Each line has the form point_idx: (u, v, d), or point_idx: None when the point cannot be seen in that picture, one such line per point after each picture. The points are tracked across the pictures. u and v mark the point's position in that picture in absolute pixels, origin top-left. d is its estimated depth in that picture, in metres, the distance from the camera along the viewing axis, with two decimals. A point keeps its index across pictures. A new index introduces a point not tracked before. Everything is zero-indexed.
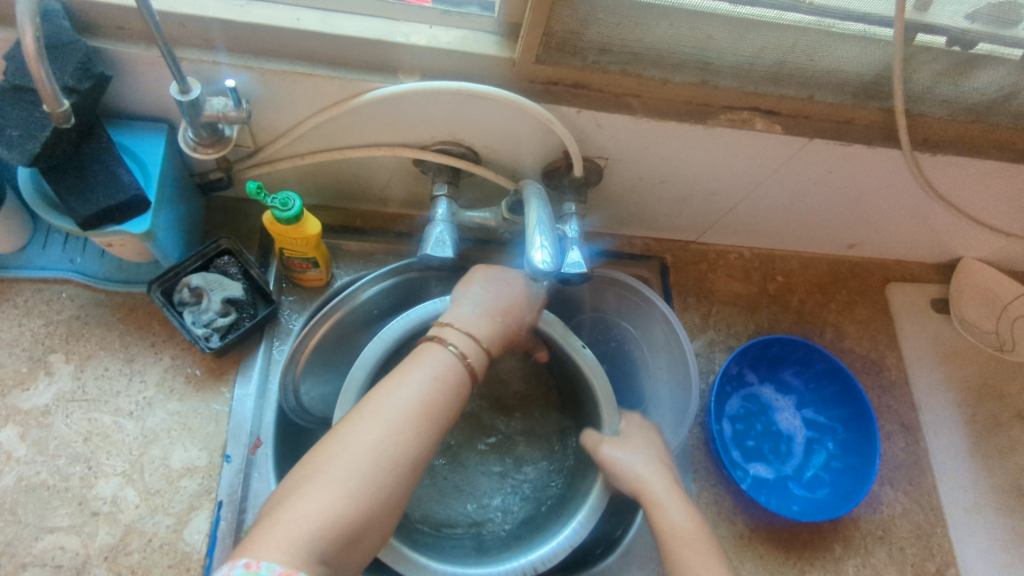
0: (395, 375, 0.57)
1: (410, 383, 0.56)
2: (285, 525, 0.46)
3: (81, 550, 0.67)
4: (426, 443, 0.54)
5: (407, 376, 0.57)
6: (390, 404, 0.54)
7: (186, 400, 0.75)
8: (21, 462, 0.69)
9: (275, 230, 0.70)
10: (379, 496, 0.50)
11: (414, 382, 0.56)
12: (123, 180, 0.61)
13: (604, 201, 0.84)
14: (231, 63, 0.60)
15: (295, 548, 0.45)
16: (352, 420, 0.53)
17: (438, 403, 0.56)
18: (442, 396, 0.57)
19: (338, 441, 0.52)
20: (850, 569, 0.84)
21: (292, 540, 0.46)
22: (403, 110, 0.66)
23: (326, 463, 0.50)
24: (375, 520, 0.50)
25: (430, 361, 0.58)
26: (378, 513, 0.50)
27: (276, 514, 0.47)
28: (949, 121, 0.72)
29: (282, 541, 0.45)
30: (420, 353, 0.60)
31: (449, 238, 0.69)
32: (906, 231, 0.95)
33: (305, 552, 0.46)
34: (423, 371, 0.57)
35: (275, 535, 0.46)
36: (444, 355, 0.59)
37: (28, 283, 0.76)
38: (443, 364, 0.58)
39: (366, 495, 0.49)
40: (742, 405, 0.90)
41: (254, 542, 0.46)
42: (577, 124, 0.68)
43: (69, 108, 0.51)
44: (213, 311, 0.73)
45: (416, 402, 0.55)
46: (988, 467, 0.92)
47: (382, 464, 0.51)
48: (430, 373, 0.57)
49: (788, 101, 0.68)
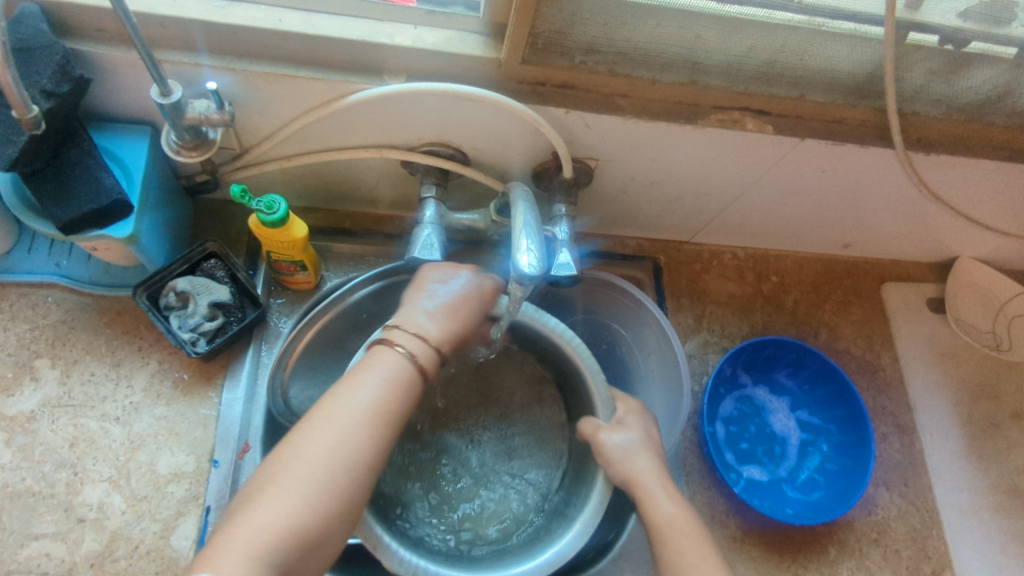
0: (344, 380, 0.54)
1: (359, 388, 0.53)
2: (236, 542, 0.45)
3: (67, 558, 0.67)
4: (381, 447, 0.52)
5: (360, 380, 0.53)
6: (339, 411, 0.52)
7: (174, 405, 0.74)
8: (5, 468, 0.69)
9: (261, 233, 0.69)
10: (336, 501, 0.49)
11: (369, 387, 0.53)
12: (105, 184, 0.60)
13: (595, 201, 0.84)
14: (212, 65, 0.59)
15: (252, 562, 0.44)
16: (303, 428, 0.51)
17: (395, 404, 0.53)
18: (395, 397, 0.54)
19: (288, 451, 0.49)
20: (845, 572, 0.84)
21: (249, 550, 0.44)
22: (389, 111, 0.65)
23: (277, 475, 0.48)
24: (331, 530, 0.49)
25: (385, 363, 0.55)
26: (335, 517, 0.49)
27: (227, 529, 0.46)
28: (943, 120, 0.71)
29: (236, 554, 0.44)
30: (374, 355, 0.56)
31: (437, 241, 0.69)
32: (901, 230, 0.94)
33: (263, 562, 0.45)
34: (376, 374, 0.54)
35: (226, 552, 0.44)
36: (397, 359, 0.55)
37: (14, 287, 0.75)
38: (391, 366, 0.55)
39: (320, 503, 0.48)
40: (736, 407, 0.90)
41: (212, 552, 0.45)
42: (565, 125, 0.67)
43: (38, 114, 0.51)
44: (200, 315, 0.72)
45: (369, 407, 0.52)
46: (984, 467, 0.92)
47: (336, 470, 0.49)
48: (381, 376, 0.54)
49: (779, 100, 0.68)
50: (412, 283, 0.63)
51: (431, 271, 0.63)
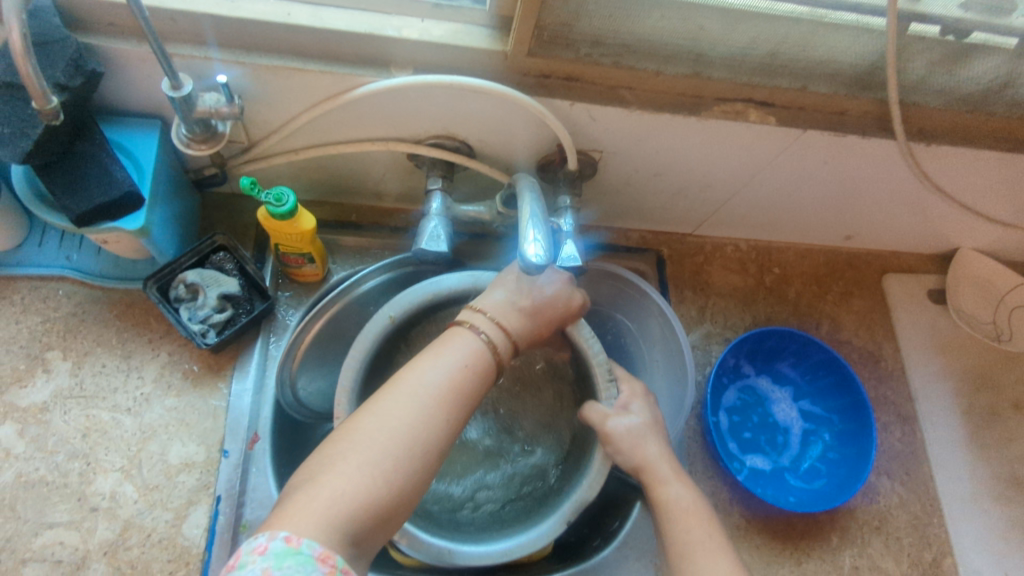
0: (425, 355, 0.57)
1: (440, 364, 0.56)
2: (319, 502, 0.47)
3: (81, 546, 0.68)
4: (451, 427, 0.55)
5: (439, 359, 0.57)
6: (419, 384, 0.55)
7: (184, 396, 0.75)
8: (19, 458, 0.70)
9: (270, 226, 0.70)
10: (406, 477, 0.51)
11: (445, 367, 0.56)
12: (116, 176, 0.60)
13: (599, 193, 0.84)
14: (223, 59, 0.60)
15: (333, 522, 0.46)
16: (381, 400, 0.53)
17: (467, 385, 0.56)
18: (469, 380, 0.57)
19: (370, 418, 0.52)
20: (847, 559, 0.85)
21: (327, 515, 0.46)
22: (396, 104, 0.66)
23: (359, 440, 0.51)
24: (403, 499, 0.51)
25: (464, 346, 0.58)
26: (406, 491, 0.51)
27: (309, 489, 0.48)
28: (945, 111, 0.72)
29: (316, 517, 0.46)
30: (452, 337, 0.59)
31: (443, 233, 0.69)
32: (902, 222, 0.95)
33: (339, 528, 0.46)
34: (456, 355, 0.57)
35: (309, 509, 0.46)
36: (472, 343, 0.59)
37: (25, 281, 0.76)
38: (471, 349, 0.58)
39: (396, 476, 0.50)
40: (739, 397, 0.90)
41: (290, 514, 0.46)
42: (570, 117, 0.68)
43: (57, 104, 0.52)
44: (209, 307, 0.73)
45: (444, 386, 0.55)
46: (985, 456, 0.93)
47: (407, 445, 0.51)
48: (460, 359, 0.57)
49: (782, 92, 0.68)
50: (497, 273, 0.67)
51: (521, 260, 0.67)
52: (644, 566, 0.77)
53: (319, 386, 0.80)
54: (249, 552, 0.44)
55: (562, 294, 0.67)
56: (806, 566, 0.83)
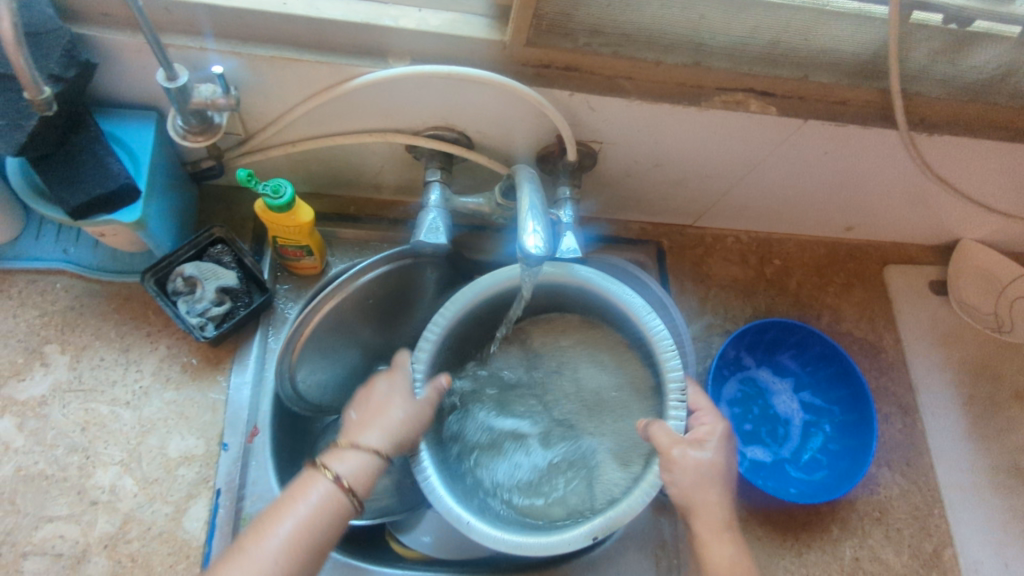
0: (278, 506, 0.54)
1: (287, 520, 0.53)
2: None
3: (81, 539, 0.68)
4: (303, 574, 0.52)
5: (288, 512, 0.53)
6: (266, 546, 0.51)
7: (183, 389, 0.75)
8: (19, 452, 0.70)
9: (267, 218, 0.69)
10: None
11: (296, 518, 0.53)
12: (111, 169, 0.60)
13: (599, 185, 0.84)
14: (218, 49, 0.59)
15: None
16: (229, 556, 0.51)
17: (318, 536, 0.53)
18: (319, 527, 0.54)
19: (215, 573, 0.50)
20: (847, 550, 0.85)
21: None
22: (394, 94, 0.66)
23: None
24: None
25: (312, 493, 0.54)
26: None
27: None
28: (947, 100, 0.71)
29: None
30: (300, 481, 0.56)
31: (442, 225, 0.69)
32: (904, 212, 0.94)
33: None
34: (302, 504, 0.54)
35: None
36: (326, 489, 0.55)
37: (23, 274, 0.76)
38: (320, 499, 0.54)
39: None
40: (739, 388, 0.90)
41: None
42: (569, 107, 0.67)
43: (50, 96, 0.51)
44: (208, 300, 0.72)
45: (292, 538, 0.52)
46: (986, 447, 0.93)
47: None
48: (307, 508, 0.54)
49: (782, 81, 0.68)
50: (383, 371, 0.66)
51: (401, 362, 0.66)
52: (645, 556, 0.78)
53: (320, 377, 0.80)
54: None
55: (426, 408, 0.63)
56: (806, 557, 0.83)
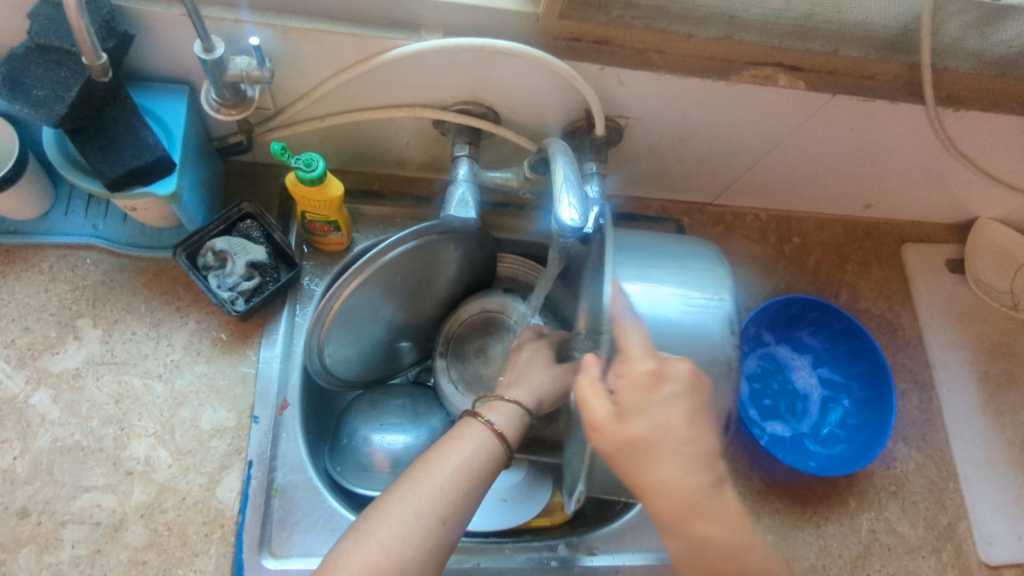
0: (438, 446, 0.61)
1: (450, 454, 0.60)
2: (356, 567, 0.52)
3: (118, 509, 0.69)
4: (464, 509, 0.58)
5: (450, 450, 0.60)
6: (437, 473, 0.58)
7: (213, 362, 0.76)
8: (55, 424, 0.71)
9: (298, 191, 0.70)
10: (421, 549, 0.55)
11: (458, 456, 0.60)
12: (148, 141, 0.60)
13: (623, 161, 0.84)
14: (254, 21, 0.59)
15: None
16: (402, 483, 0.58)
17: (478, 471, 0.60)
18: (480, 466, 0.60)
19: (393, 497, 0.57)
20: (864, 523, 0.86)
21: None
22: (424, 68, 0.66)
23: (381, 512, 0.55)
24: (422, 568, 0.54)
25: (473, 436, 0.62)
26: (414, 560, 0.54)
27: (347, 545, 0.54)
28: (974, 75, 0.71)
29: None
30: (459, 427, 0.63)
31: (472, 199, 0.70)
32: (924, 190, 0.94)
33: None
34: (464, 445, 0.61)
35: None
36: (483, 434, 0.62)
37: (53, 249, 0.76)
38: (481, 440, 0.62)
39: (399, 548, 0.54)
40: (759, 364, 0.92)
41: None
42: (599, 81, 0.67)
43: (106, 61, 0.53)
44: (238, 274, 0.73)
45: (455, 468, 0.59)
46: (1001, 423, 0.94)
47: (421, 520, 0.55)
48: (470, 448, 0.60)
49: (812, 56, 0.68)
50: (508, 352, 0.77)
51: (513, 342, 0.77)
52: None
53: (346, 353, 0.81)
54: None
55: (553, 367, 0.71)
56: (824, 529, 0.85)
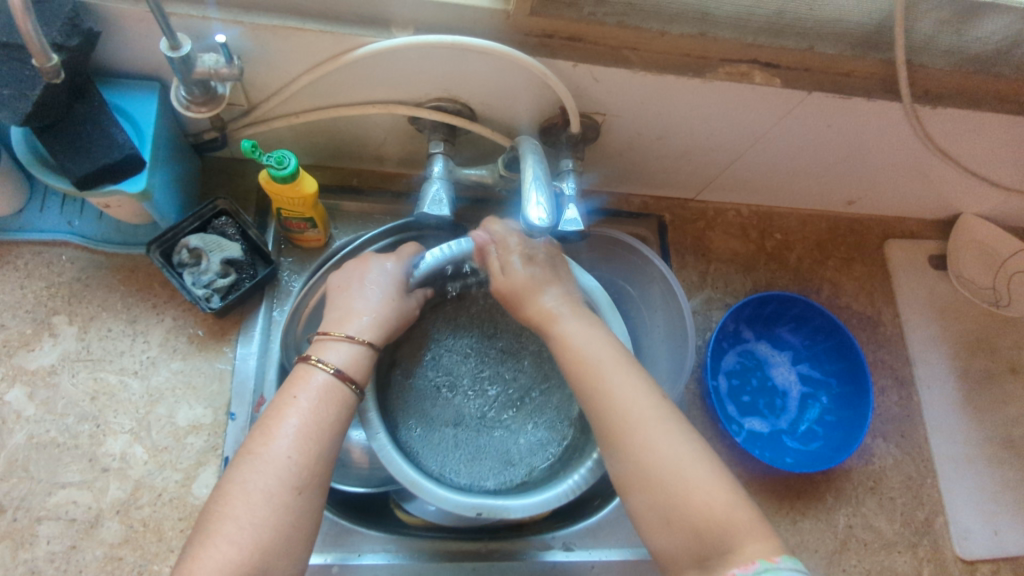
0: (274, 406, 0.56)
1: (286, 415, 0.55)
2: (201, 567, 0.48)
3: (93, 505, 0.69)
4: (318, 468, 0.54)
5: (285, 410, 0.55)
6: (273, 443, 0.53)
7: (190, 359, 0.76)
8: (30, 421, 0.71)
9: (271, 189, 0.69)
10: (276, 533, 0.50)
11: (294, 412, 0.55)
12: (117, 139, 0.60)
13: (602, 157, 0.84)
14: (221, 18, 0.59)
15: None
16: (242, 461, 0.53)
17: (322, 424, 0.55)
18: (320, 415, 0.56)
19: (238, 473, 0.52)
20: (841, 518, 0.87)
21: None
22: (394, 65, 0.65)
23: (228, 500, 0.51)
24: (287, 548, 0.51)
25: (308, 386, 0.57)
26: (279, 544, 0.50)
27: (199, 544, 0.49)
28: (951, 72, 0.71)
29: None
30: (294, 379, 0.58)
31: (445, 197, 0.69)
32: (906, 187, 0.94)
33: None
34: (296, 398, 0.56)
35: None
36: (318, 378, 0.57)
37: (28, 246, 0.76)
38: (316, 388, 0.57)
39: (258, 532, 0.50)
40: (738, 361, 0.91)
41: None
42: (572, 78, 0.67)
43: (57, 63, 0.53)
44: (213, 272, 0.73)
45: (296, 433, 0.54)
46: (980, 419, 0.94)
47: (263, 497, 0.51)
48: (306, 402, 0.56)
49: (787, 53, 0.67)
50: (359, 257, 0.68)
51: (375, 261, 0.67)
52: None
53: None
54: None
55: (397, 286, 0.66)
56: (801, 525, 0.85)
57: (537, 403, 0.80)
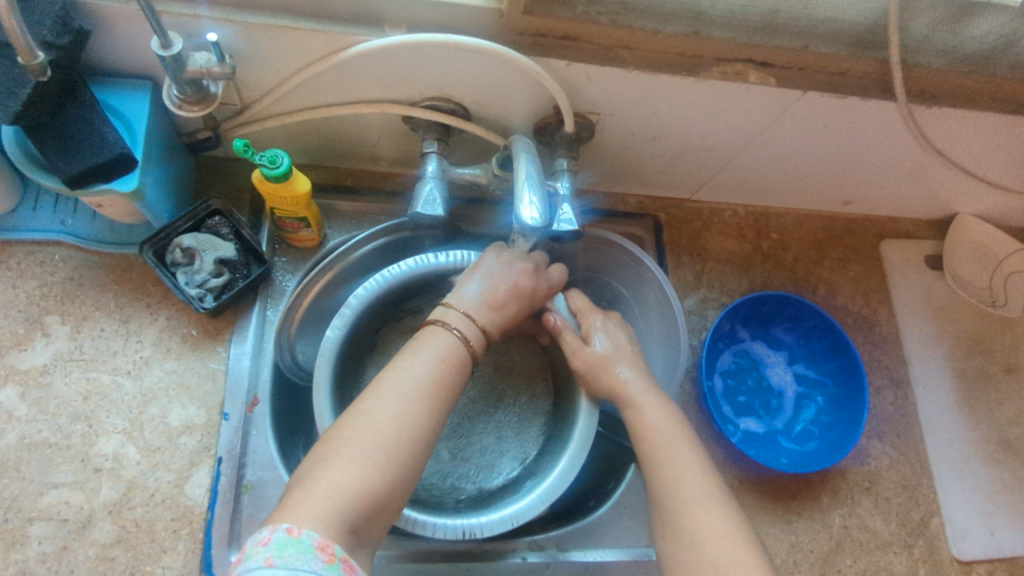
0: (405, 355, 0.58)
1: (418, 364, 0.57)
2: (321, 495, 0.47)
3: (86, 506, 0.69)
4: (440, 420, 0.56)
5: (417, 356, 0.57)
6: (405, 382, 0.55)
7: (183, 359, 0.76)
8: (22, 421, 0.71)
9: (264, 189, 0.69)
10: (397, 472, 0.51)
11: (424, 361, 0.57)
12: (108, 138, 0.60)
13: (597, 157, 0.84)
14: (213, 16, 0.58)
15: (332, 512, 0.47)
16: (368, 399, 0.54)
17: (449, 381, 0.57)
18: (450, 375, 0.58)
19: (359, 416, 0.53)
20: (837, 519, 0.86)
21: (326, 509, 0.47)
22: (387, 64, 0.65)
23: (348, 437, 0.51)
24: (397, 490, 0.51)
25: (434, 344, 0.59)
26: (401, 483, 0.52)
27: (309, 483, 0.48)
28: (946, 71, 0.71)
29: (318, 507, 0.47)
30: (423, 337, 0.60)
31: (439, 197, 0.69)
32: (903, 187, 0.94)
33: (333, 522, 0.47)
34: (433, 350, 0.58)
35: (312, 503, 0.47)
36: (453, 336, 0.60)
37: (21, 245, 0.76)
38: (446, 345, 0.59)
39: (390, 467, 0.51)
40: (733, 361, 0.91)
41: (289, 507, 0.47)
42: (566, 77, 0.66)
43: (44, 61, 0.53)
44: (206, 271, 0.73)
45: (428, 381, 0.56)
46: (976, 419, 0.94)
47: (400, 436, 0.52)
48: (437, 355, 0.58)
49: (781, 52, 0.67)
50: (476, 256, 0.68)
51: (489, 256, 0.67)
52: (638, 524, 0.80)
53: (318, 351, 0.82)
54: (254, 545, 0.45)
55: (527, 277, 0.68)
56: (796, 525, 0.85)
57: (521, 444, 0.81)
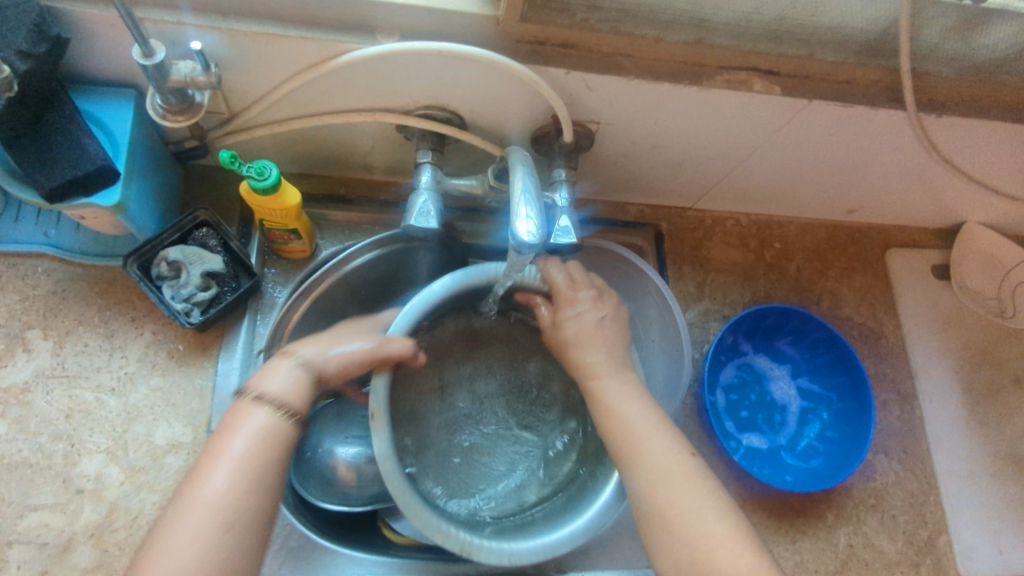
0: (219, 436, 0.53)
1: (231, 451, 0.52)
2: None
3: (67, 528, 0.67)
4: (267, 505, 0.52)
5: (234, 438, 0.53)
6: (215, 475, 0.51)
7: (169, 375, 0.73)
8: (2, 440, 0.68)
9: (252, 201, 0.67)
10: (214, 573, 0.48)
11: (242, 441, 0.52)
12: (89, 150, 0.58)
13: (596, 167, 0.82)
14: (196, 24, 0.56)
15: None
16: (200, 477, 0.51)
17: (265, 466, 0.52)
18: (267, 452, 0.53)
19: (178, 509, 0.50)
20: (842, 537, 0.84)
21: None
22: (378, 73, 0.63)
23: (168, 530, 0.49)
24: None
25: (246, 429, 0.53)
26: None
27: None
28: (958, 80, 0.69)
29: None
30: (235, 414, 0.54)
31: (433, 209, 0.67)
32: (908, 196, 0.92)
33: None
34: (243, 434, 0.53)
35: None
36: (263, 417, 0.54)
37: (2, 257, 0.74)
38: (256, 429, 0.53)
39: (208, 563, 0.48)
40: (736, 375, 0.89)
41: None
42: (565, 86, 0.64)
43: (11, 74, 0.51)
44: (193, 285, 0.70)
45: (247, 462, 0.52)
46: (985, 433, 0.92)
47: (241, 524, 0.50)
48: (248, 438, 0.53)
49: (787, 60, 0.65)
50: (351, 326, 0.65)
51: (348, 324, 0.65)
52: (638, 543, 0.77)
53: None
54: None
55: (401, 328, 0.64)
56: (801, 544, 0.83)
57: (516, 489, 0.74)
